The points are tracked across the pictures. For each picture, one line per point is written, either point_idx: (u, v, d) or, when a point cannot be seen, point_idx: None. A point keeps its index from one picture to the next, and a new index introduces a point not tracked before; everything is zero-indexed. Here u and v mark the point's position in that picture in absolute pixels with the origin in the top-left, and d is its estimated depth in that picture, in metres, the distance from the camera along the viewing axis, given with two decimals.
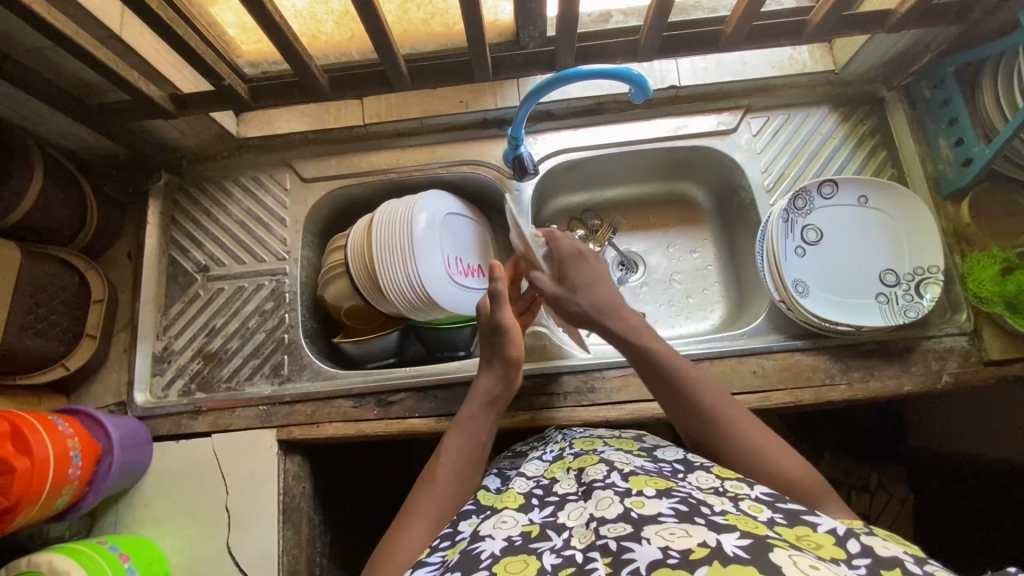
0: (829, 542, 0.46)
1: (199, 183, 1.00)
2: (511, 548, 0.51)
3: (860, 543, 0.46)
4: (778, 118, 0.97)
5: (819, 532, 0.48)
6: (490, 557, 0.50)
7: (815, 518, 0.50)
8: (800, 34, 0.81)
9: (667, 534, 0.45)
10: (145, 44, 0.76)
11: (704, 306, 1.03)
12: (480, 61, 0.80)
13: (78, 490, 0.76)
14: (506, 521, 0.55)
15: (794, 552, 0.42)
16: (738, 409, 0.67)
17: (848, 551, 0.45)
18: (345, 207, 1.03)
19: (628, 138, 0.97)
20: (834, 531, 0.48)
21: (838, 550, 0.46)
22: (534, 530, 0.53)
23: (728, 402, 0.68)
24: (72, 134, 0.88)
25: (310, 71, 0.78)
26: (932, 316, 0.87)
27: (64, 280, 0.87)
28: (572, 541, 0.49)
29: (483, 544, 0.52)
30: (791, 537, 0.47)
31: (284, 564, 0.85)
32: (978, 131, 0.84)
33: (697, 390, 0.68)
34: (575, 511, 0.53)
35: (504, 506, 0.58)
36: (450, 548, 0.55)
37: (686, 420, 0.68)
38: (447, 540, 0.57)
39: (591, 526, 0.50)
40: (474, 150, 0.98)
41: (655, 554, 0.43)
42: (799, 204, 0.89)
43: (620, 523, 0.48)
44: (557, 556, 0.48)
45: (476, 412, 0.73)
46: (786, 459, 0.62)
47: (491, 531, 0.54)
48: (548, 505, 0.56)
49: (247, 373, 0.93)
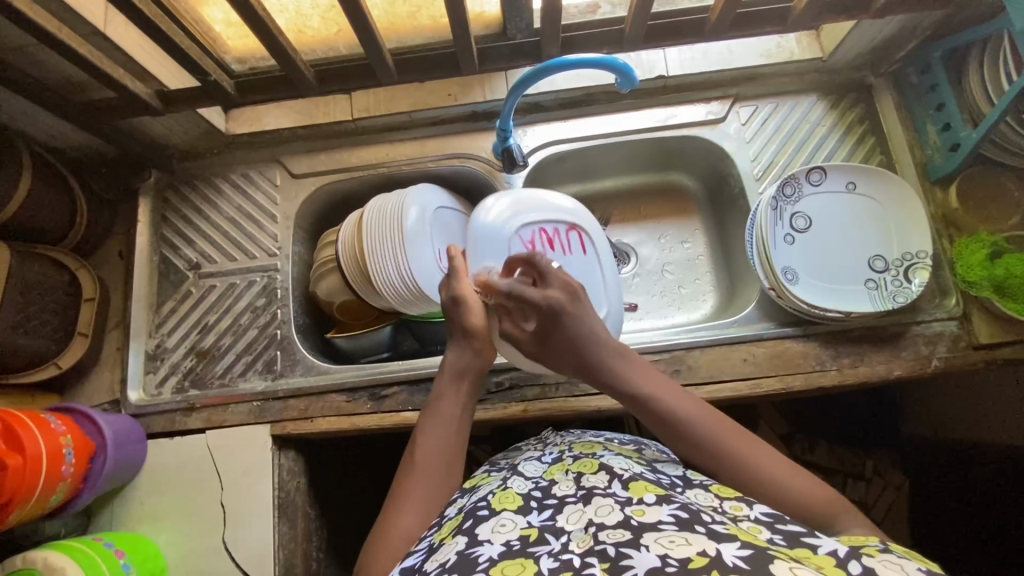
0: (830, 562, 0.44)
1: (189, 181, 1.00)
2: (509, 552, 0.50)
3: (863, 564, 0.44)
4: (767, 106, 0.97)
5: (819, 553, 0.45)
6: (487, 560, 0.48)
7: (817, 541, 0.48)
8: (785, 21, 0.81)
9: (666, 541, 0.45)
10: (130, 41, 0.76)
11: (695, 296, 1.03)
12: (466, 53, 0.80)
13: (72, 487, 0.76)
14: (504, 525, 0.54)
15: (794, 564, 0.41)
16: (739, 432, 0.62)
17: (850, 571, 0.43)
18: (336, 202, 1.03)
19: (617, 129, 0.97)
20: (835, 552, 0.46)
21: (840, 569, 0.43)
22: (532, 533, 0.52)
23: (730, 426, 0.62)
24: (60, 133, 0.88)
25: (296, 66, 0.78)
26: (921, 301, 0.87)
27: (55, 279, 0.87)
28: (570, 545, 0.49)
29: (480, 548, 0.50)
30: (791, 556, 0.45)
31: (280, 558, 0.85)
32: (966, 116, 0.84)
33: (692, 425, 0.62)
34: (574, 515, 0.53)
35: (502, 508, 0.57)
36: (438, 532, 0.57)
37: (684, 455, 0.63)
38: (435, 525, 0.59)
39: (589, 532, 0.50)
40: (464, 143, 0.98)
41: (653, 562, 0.43)
42: (788, 191, 0.89)
43: (619, 529, 0.48)
44: (555, 560, 0.47)
45: (447, 388, 0.72)
46: (801, 483, 0.58)
47: (489, 535, 0.52)
48: (547, 508, 0.56)
49: (240, 369, 0.93)
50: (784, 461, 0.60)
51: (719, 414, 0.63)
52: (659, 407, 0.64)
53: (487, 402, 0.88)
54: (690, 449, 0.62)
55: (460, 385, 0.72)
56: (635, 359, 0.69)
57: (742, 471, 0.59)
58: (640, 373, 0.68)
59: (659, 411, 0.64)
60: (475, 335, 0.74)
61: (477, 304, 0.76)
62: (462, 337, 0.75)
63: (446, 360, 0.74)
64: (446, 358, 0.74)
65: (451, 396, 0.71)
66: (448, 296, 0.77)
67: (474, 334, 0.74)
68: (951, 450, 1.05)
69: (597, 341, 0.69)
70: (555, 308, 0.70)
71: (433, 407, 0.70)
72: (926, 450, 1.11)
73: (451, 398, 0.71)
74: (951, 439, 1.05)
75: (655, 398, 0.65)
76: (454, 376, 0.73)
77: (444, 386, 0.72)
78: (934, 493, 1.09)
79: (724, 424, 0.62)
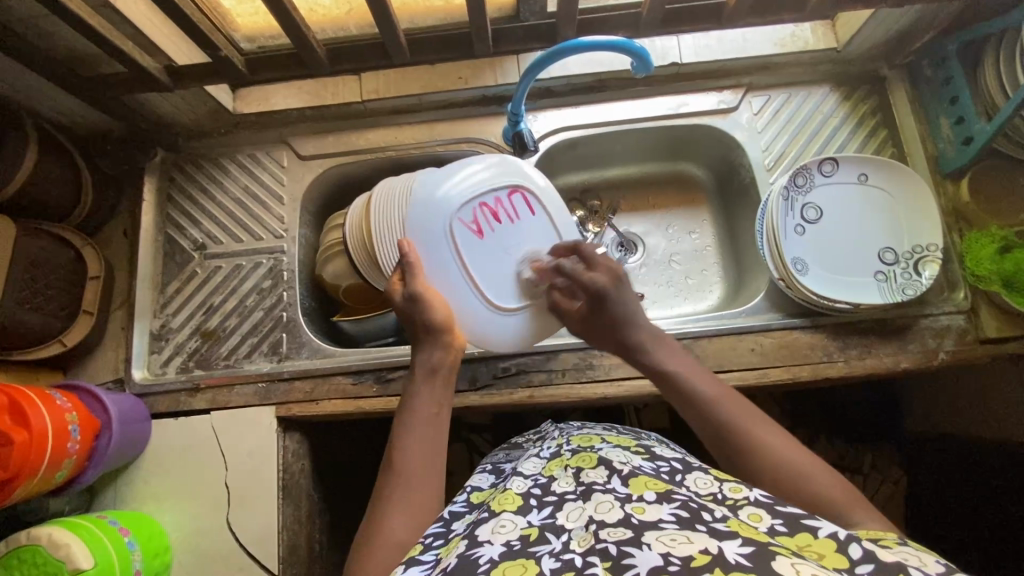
0: (831, 550, 0.44)
1: (195, 160, 0.99)
2: (510, 552, 0.49)
3: (863, 548, 0.44)
4: (779, 97, 0.96)
5: (820, 538, 0.45)
6: (488, 562, 0.47)
7: (817, 522, 0.47)
8: (803, 8, 0.80)
9: (668, 540, 0.44)
10: (139, 13, 0.75)
11: (702, 286, 1.03)
12: (481, 35, 0.79)
13: (77, 465, 0.76)
14: (504, 526, 0.53)
15: (796, 559, 0.41)
16: (760, 419, 0.61)
17: (851, 559, 0.43)
18: (343, 185, 1.02)
19: (629, 117, 0.97)
20: (835, 534, 0.45)
21: (841, 558, 0.43)
22: (533, 532, 0.51)
23: (757, 413, 0.62)
24: (65, 107, 0.87)
25: (308, 43, 0.77)
26: (929, 294, 0.87)
27: (60, 256, 0.86)
28: (571, 545, 0.48)
29: (481, 549, 0.49)
30: (792, 547, 0.45)
31: (284, 539, 0.85)
32: (979, 109, 0.84)
33: (709, 401, 0.64)
34: (575, 512, 0.52)
35: (501, 509, 0.55)
36: (444, 546, 0.53)
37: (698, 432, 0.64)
38: (440, 537, 0.55)
39: (590, 530, 0.48)
40: (474, 127, 0.98)
41: (656, 561, 0.42)
42: (800, 181, 0.89)
43: (620, 528, 0.47)
44: (557, 561, 0.46)
45: (420, 389, 0.68)
46: (816, 473, 0.57)
47: (489, 536, 0.51)
48: (546, 506, 0.55)
49: (246, 351, 0.92)
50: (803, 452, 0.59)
51: (740, 399, 0.63)
52: (684, 385, 0.66)
53: (494, 387, 0.87)
54: (702, 429, 0.63)
55: (434, 383, 0.69)
56: (670, 347, 0.72)
57: (749, 452, 0.59)
58: (676, 358, 0.70)
59: (689, 393, 0.66)
60: (441, 330, 0.71)
61: (431, 294, 0.72)
62: (426, 334, 0.71)
63: (417, 360, 0.70)
64: (417, 354, 0.71)
65: (426, 394, 0.67)
66: (402, 297, 0.72)
67: (435, 330, 0.70)
68: (952, 445, 1.06)
69: (640, 327, 0.73)
70: (600, 290, 0.73)
71: (406, 410, 0.67)
72: (926, 446, 1.11)
73: (427, 397, 0.67)
74: (952, 434, 1.05)
75: (680, 374, 0.68)
76: (427, 375, 0.69)
77: (421, 382, 0.68)
78: (934, 489, 1.10)
79: (743, 408, 0.63)
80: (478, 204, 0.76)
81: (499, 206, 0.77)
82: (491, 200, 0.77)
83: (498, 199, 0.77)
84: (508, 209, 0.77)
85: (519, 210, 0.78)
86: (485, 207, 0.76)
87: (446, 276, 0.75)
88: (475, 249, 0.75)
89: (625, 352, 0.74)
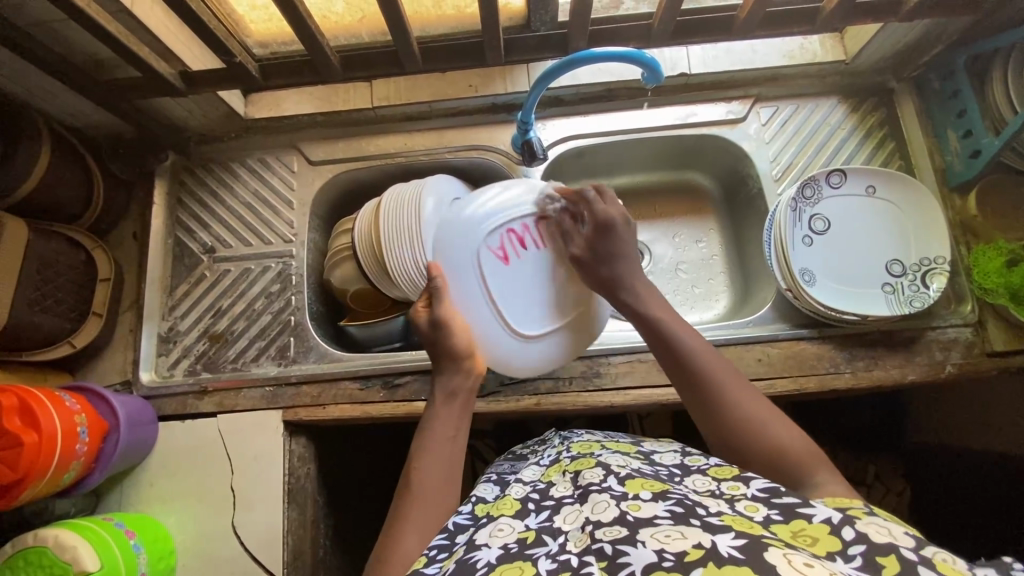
0: (824, 533, 0.45)
1: (206, 164, 1.00)
2: (507, 555, 0.49)
3: (855, 529, 0.45)
4: (787, 108, 0.97)
5: (814, 523, 0.46)
6: (485, 565, 0.48)
7: (811, 508, 0.47)
8: (813, 21, 0.81)
9: (663, 537, 0.44)
10: (155, 19, 0.75)
11: (709, 296, 1.04)
12: (493, 43, 0.80)
13: (85, 466, 0.76)
14: (502, 529, 0.53)
15: (789, 550, 0.41)
16: (735, 376, 0.63)
17: (843, 540, 0.44)
18: (352, 190, 1.02)
19: (637, 126, 0.97)
20: (829, 519, 0.46)
21: (834, 540, 0.44)
22: (530, 536, 0.52)
23: (727, 367, 0.64)
24: (78, 110, 0.88)
25: (321, 50, 0.78)
26: (936, 307, 0.87)
27: (71, 258, 0.87)
28: (567, 546, 0.48)
29: (479, 553, 0.50)
30: (786, 535, 0.45)
31: (288, 544, 0.85)
32: (988, 123, 0.84)
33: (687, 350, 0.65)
34: (571, 515, 0.52)
35: (499, 514, 0.57)
36: (448, 558, 0.52)
37: (674, 380, 0.66)
38: (444, 550, 0.53)
39: (586, 530, 0.48)
40: (484, 134, 0.98)
41: (650, 558, 0.42)
42: (807, 193, 0.89)
43: (615, 527, 0.47)
44: (553, 561, 0.47)
45: (441, 412, 0.69)
46: (781, 428, 0.59)
47: (487, 540, 0.52)
48: (544, 510, 0.55)
49: (254, 354, 0.93)
50: (772, 408, 0.60)
51: (718, 352, 0.65)
52: (664, 331, 0.67)
53: (501, 394, 0.87)
54: (679, 375, 0.65)
55: (455, 406, 0.69)
56: (653, 294, 0.72)
57: (722, 402, 0.61)
58: (658, 304, 0.71)
59: (666, 338, 0.67)
60: (463, 356, 0.71)
61: (456, 322, 0.72)
62: (450, 358, 0.71)
63: (439, 382, 0.71)
64: (438, 379, 0.71)
65: (444, 418, 0.68)
66: (426, 321, 0.73)
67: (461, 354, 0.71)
68: (957, 457, 1.06)
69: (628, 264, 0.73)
70: (610, 222, 0.73)
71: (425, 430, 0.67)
72: (931, 457, 1.11)
73: (445, 418, 0.68)
74: (956, 446, 1.05)
75: (660, 323, 0.68)
76: (448, 398, 0.70)
77: (442, 402, 0.69)
78: (938, 501, 1.10)
79: (718, 359, 0.64)
80: (506, 229, 0.74)
81: (524, 232, 0.74)
82: (518, 225, 0.74)
83: (524, 225, 0.74)
84: (534, 235, 0.75)
85: (544, 236, 0.75)
86: (512, 232, 0.74)
87: (469, 294, 0.73)
88: (505, 276, 0.73)
89: (608, 289, 0.72)
